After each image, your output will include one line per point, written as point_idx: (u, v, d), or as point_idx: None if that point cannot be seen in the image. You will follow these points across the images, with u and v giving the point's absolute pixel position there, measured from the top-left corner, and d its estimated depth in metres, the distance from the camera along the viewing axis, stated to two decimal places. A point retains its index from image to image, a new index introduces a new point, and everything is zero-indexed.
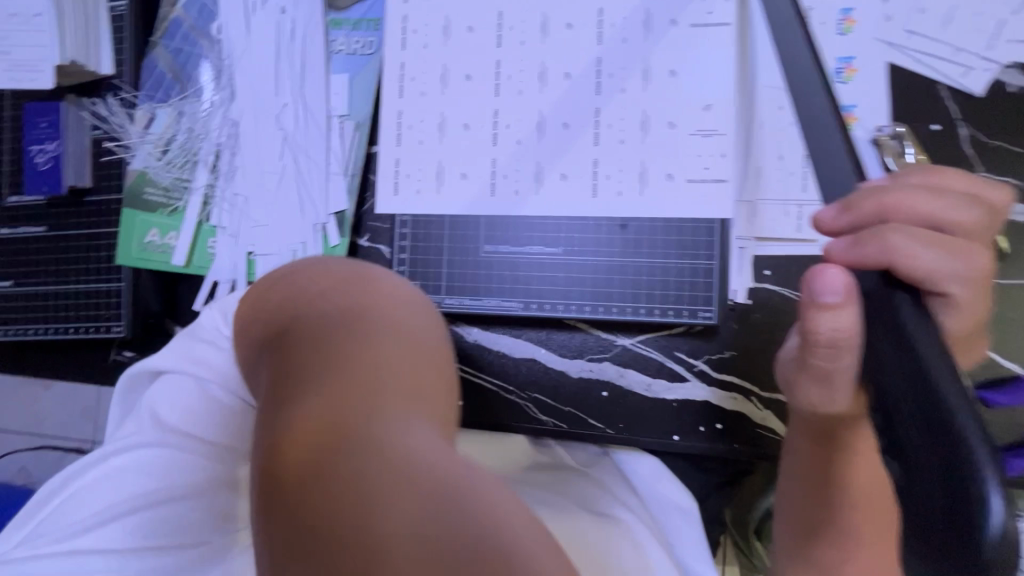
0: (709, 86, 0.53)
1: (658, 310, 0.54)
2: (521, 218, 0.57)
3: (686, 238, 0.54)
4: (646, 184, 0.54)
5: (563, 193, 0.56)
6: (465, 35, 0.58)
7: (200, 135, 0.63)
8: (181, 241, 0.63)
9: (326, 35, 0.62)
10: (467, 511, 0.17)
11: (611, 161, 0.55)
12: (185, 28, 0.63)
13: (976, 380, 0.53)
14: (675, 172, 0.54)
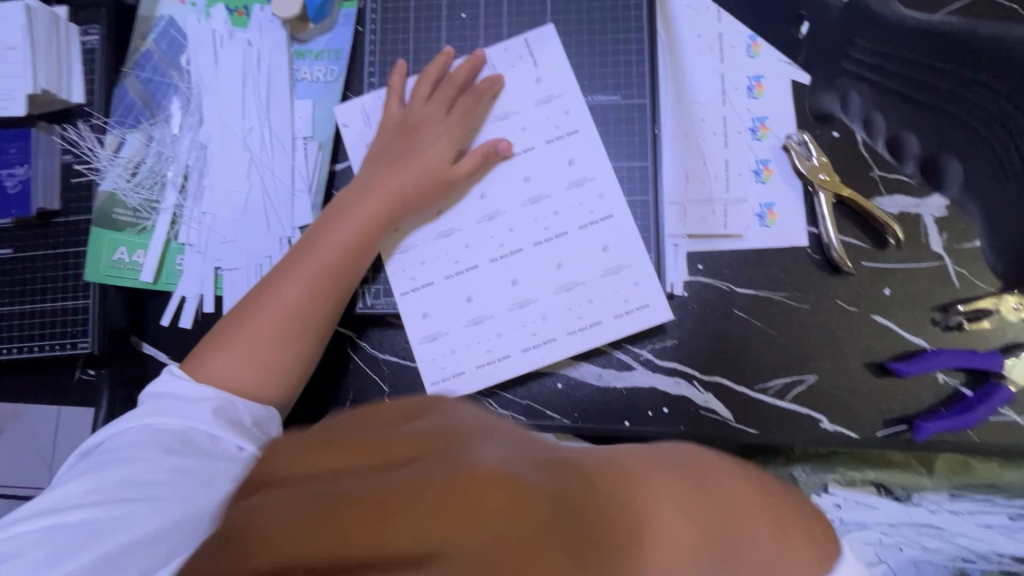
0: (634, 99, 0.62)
1: (597, 300, 0.61)
2: (434, 283, 0.63)
3: (606, 257, 0.61)
4: (538, 250, 0.62)
5: (497, 212, 0.63)
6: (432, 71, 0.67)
7: (168, 157, 0.67)
8: (150, 258, 0.65)
9: (290, 64, 0.68)
10: (285, 312, 0.57)
11: (506, 220, 0.63)
12: (154, 59, 0.68)
13: (889, 354, 0.59)
14: (566, 227, 0.62)
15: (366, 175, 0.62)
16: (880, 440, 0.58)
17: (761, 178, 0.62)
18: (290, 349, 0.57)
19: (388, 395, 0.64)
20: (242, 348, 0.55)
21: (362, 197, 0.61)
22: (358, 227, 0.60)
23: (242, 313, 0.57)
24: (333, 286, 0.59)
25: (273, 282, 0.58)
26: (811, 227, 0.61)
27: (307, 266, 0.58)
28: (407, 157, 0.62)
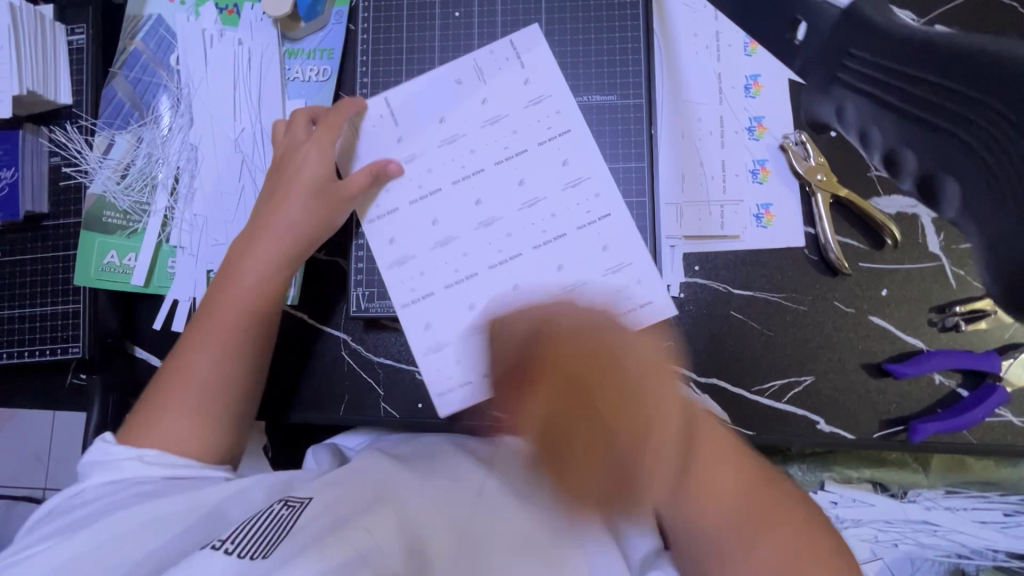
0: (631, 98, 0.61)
1: (597, 302, 0.61)
2: (433, 293, 0.62)
3: (607, 257, 0.61)
4: (535, 257, 0.62)
5: (493, 219, 0.62)
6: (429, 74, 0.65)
7: (158, 159, 0.66)
8: (141, 262, 0.65)
9: (282, 64, 0.68)
10: (198, 369, 0.55)
11: (503, 226, 0.62)
12: (143, 59, 0.67)
13: (886, 355, 0.58)
14: (565, 229, 0.61)
15: (264, 193, 0.62)
16: (877, 441, 0.58)
17: (758, 178, 0.61)
18: (218, 407, 0.55)
19: (383, 398, 0.63)
20: (177, 417, 0.54)
21: (272, 215, 0.60)
22: (271, 255, 0.59)
23: (167, 379, 0.56)
24: (258, 320, 0.58)
25: (194, 336, 0.57)
26: (808, 227, 0.60)
27: (216, 319, 0.57)
28: (291, 168, 0.61)
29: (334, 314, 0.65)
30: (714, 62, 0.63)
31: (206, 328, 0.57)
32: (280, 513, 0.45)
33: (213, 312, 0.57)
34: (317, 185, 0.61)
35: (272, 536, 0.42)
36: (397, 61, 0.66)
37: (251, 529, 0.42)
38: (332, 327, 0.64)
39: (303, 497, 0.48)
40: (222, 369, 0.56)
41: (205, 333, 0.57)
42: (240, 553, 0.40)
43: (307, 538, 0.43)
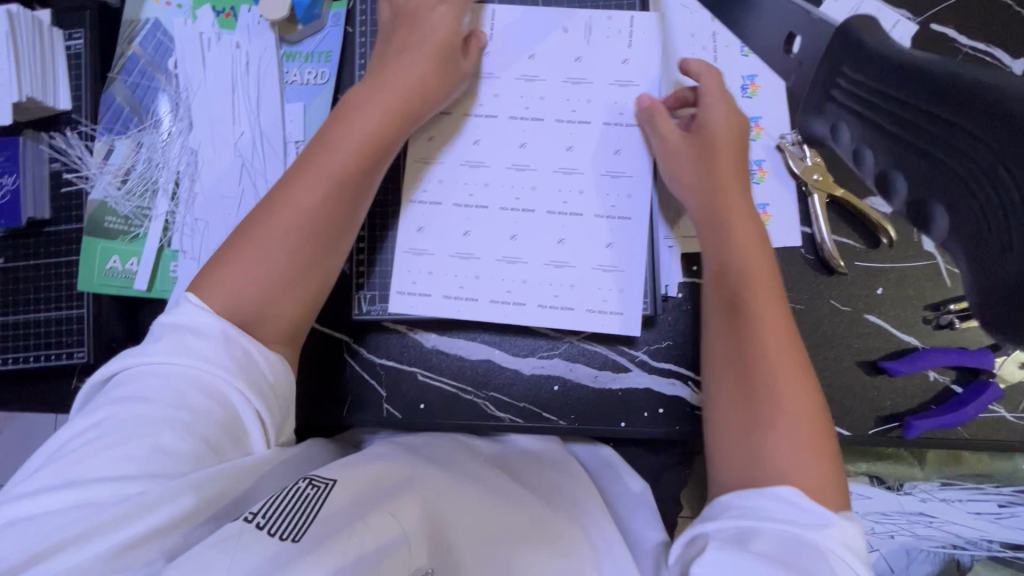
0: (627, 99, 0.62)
1: (582, 290, 0.61)
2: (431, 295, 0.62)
3: (606, 254, 0.61)
4: (545, 225, 0.61)
5: (494, 229, 0.62)
6: None
7: (159, 164, 0.66)
8: (143, 266, 0.65)
9: (280, 66, 0.68)
10: (271, 240, 0.53)
11: (504, 234, 0.62)
12: (141, 63, 0.67)
13: (881, 353, 0.59)
14: (582, 209, 0.61)
15: (367, 82, 0.58)
16: (873, 438, 0.59)
17: (755, 178, 0.62)
18: (289, 291, 0.54)
19: (386, 399, 0.64)
20: (240, 272, 0.52)
21: (360, 107, 0.56)
22: (361, 142, 0.55)
23: (238, 238, 0.54)
24: (333, 205, 0.54)
25: (272, 200, 0.54)
26: (805, 227, 0.61)
27: (295, 187, 0.54)
28: (387, 73, 0.57)
29: (334, 317, 0.65)
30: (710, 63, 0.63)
31: (285, 196, 0.54)
32: (305, 493, 0.44)
33: (292, 178, 0.55)
34: (410, 94, 0.57)
35: (300, 519, 0.42)
36: None
37: (280, 505, 0.42)
38: (334, 328, 0.65)
39: (329, 477, 0.46)
40: (297, 248, 0.53)
41: (281, 207, 0.54)
42: (272, 531, 0.40)
43: (333, 525, 0.42)
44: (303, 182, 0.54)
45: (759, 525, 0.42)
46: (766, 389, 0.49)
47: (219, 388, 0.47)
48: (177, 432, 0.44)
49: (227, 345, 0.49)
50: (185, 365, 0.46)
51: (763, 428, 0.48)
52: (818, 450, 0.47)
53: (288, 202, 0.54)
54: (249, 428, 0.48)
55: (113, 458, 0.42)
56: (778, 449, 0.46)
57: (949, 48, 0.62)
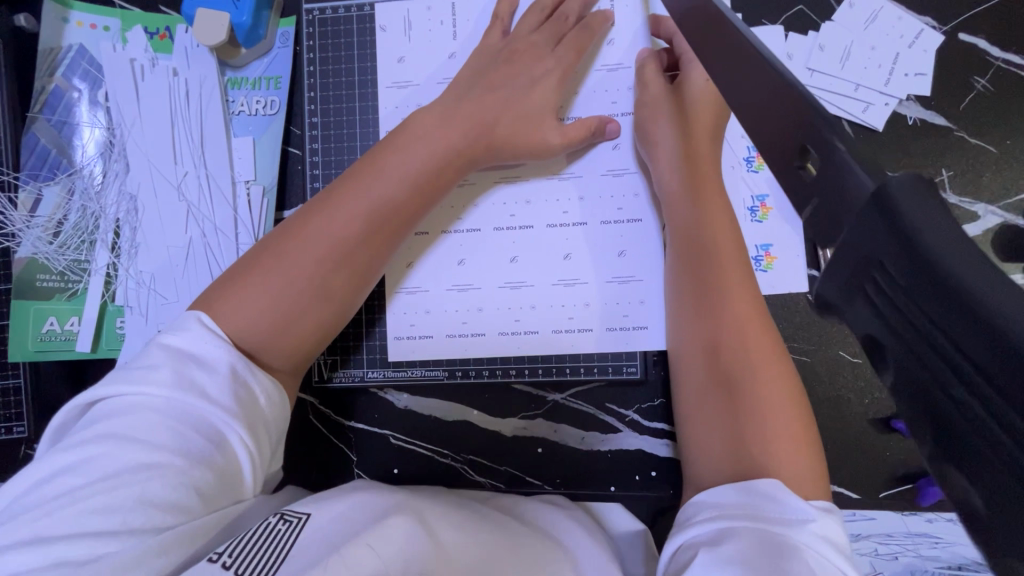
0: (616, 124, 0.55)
1: (597, 308, 0.54)
2: (434, 337, 0.56)
3: (620, 264, 0.54)
4: (524, 270, 0.55)
5: (468, 278, 0.56)
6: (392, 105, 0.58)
7: (95, 212, 0.60)
8: (86, 326, 0.59)
9: (224, 96, 0.60)
10: (299, 252, 0.47)
11: (478, 284, 0.55)
12: (66, 98, 0.60)
13: (894, 409, 0.54)
14: (587, 217, 0.54)
15: (437, 109, 0.52)
16: (883, 500, 0.54)
17: (757, 216, 0.55)
18: (311, 314, 0.48)
19: (357, 464, 0.59)
20: (253, 298, 0.46)
21: (429, 135, 0.50)
22: (415, 174, 0.50)
23: (258, 256, 0.49)
24: (375, 241, 0.50)
25: (301, 221, 0.49)
26: (813, 270, 0.55)
27: (327, 201, 0.49)
28: (463, 108, 0.51)
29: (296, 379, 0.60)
30: None
31: (320, 208, 0.49)
32: (278, 529, 0.40)
33: (329, 193, 0.50)
34: (481, 128, 0.51)
35: (272, 556, 0.37)
36: (349, 92, 0.59)
37: (249, 543, 0.38)
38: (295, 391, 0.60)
39: (302, 510, 0.42)
40: (319, 269, 0.48)
41: (307, 221, 0.49)
42: (239, 570, 0.36)
43: (308, 559, 0.37)
44: (339, 196, 0.49)
45: (734, 524, 0.36)
46: (738, 376, 0.43)
47: (220, 432, 0.40)
48: (169, 481, 0.38)
49: (233, 383, 0.43)
50: (183, 403, 0.40)
51: (739, 416, 0.41)
52: (806, 447, 0.40)
53: (318, 215, 0.49)
54: (249, 474, 0.42)
55: (95, 510, 0.36)
56: (768, 455, 0.39)
57: (979, 61, 0.54)
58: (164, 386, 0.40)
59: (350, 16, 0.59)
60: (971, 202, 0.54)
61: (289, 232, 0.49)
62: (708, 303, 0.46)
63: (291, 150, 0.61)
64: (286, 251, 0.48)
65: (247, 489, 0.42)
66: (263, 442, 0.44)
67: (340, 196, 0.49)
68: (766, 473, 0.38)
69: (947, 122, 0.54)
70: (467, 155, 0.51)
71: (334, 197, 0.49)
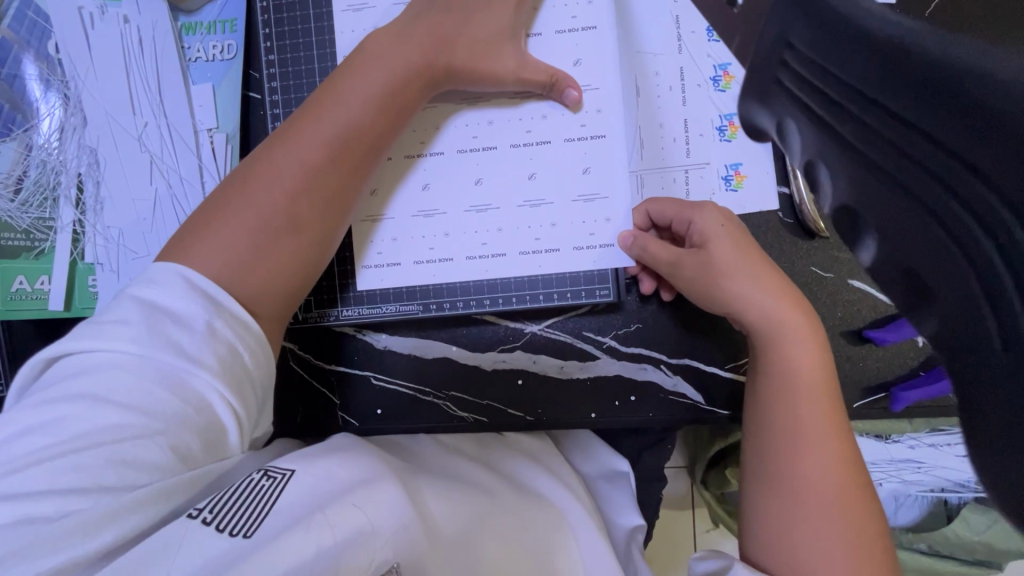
0: (579, 44, 0.53)
1: (562, 226, 0.54)
2: (403, 265, 0.56)
3: (585, 181, 0.53)
4: (490, 193, 0.54)
5: (434, 204, 0.55)
6: (351, 39, 0.57)
7: (54, 167, 0.58)
8: (56, 285, 0.59)
9: (179, 42, 0.59)
10: (263, 182, 0.47)
11: (445, 211, 0.55)
12: (14, 51, 0.58)
13: (866, 321, 0.55)
14: (550, 135, 0.54)
15: (392, 29, 0.51)
16: (858, 410, 0.55)
17: (726, 135, 0.54)
18: (283, 243, 0.47)
19: (340, 407, 0.59)
20: (228, 237, 0.45)
21: (389, 57, 0.49)
22: (378, 97, 0.49)
23: (225, 195, 0.47)
24: (344, 169, 0.49)
25: (263, 156, 0.48)
26: (782, 187, 0.55)
27: (288, 132, 0.48)
28: (420, 31, 0.50)
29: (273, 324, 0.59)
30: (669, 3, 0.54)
31: (281, 139, 0.48)
32: (262, 485, 0.40)
33: (290, 125, 0.49)
34: (442, 50, 0.50)
35: (255, 513, 0.38)
36: (305, 28, 0.57)
37: (232, 500, 0.38)
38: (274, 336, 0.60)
39: (287, 467, 0.42)
40: (288, 195, 0.47)
41: (267, 153, 0.48)
42: (221, 527, 0.37)
43: (292, 513, 0.39)
44: (297, 131, 0.48)
45: None
46: (803, 459, 0.45)
47: (200, 392, 0.39)
48: (145, 442, 0.37)
49: (213, 340, 0.41)
50: (158, 361, 0.39)
51: (802, 498, 0.45)
52: (868, 510, 0.44)
53: (279, 148, 0.48)
54: (233, 432, 0.41)
55: (67, 468, 0.36)
56: (823, 539, 0.43)
57: None
58: (133, 346, 0.39)
59: None
60: None
61: (249, 167, 0.48)
62: (780, 402, 0.47)
63: (252, 94, 0.60)
64: (251, 183, 0.47)
65: (232, 447, 0.41)
66: (245, 401, 0.42)
67: (301, 128, 0.48)
68: (811, 514, 0.44)
69: None
70: (430, 78, 0.50)
71: (296, 127, 0.48)
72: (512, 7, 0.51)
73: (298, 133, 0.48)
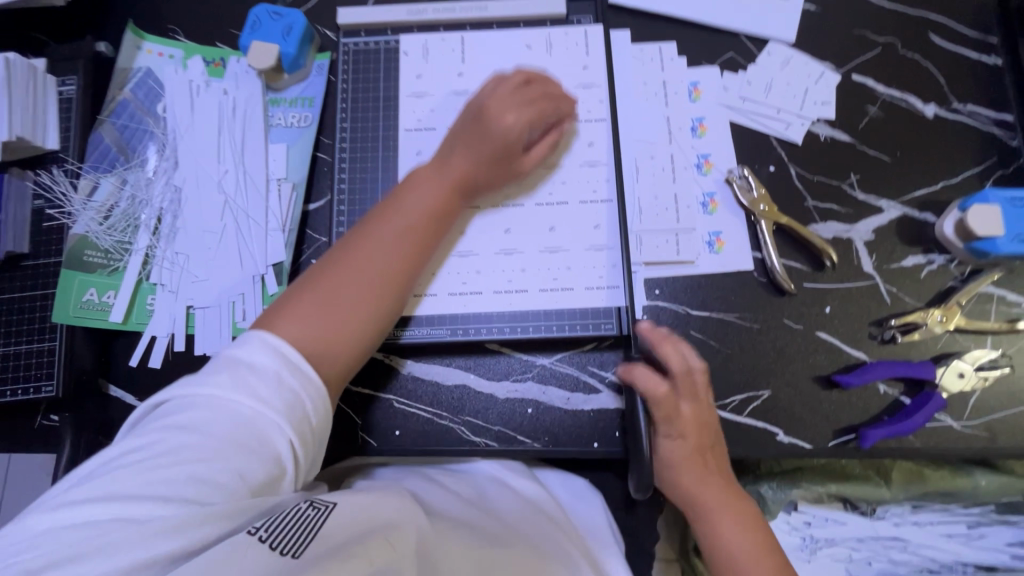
0: (591, 132, 0.68)
1: (575, 270, 0.64)
2: (436, 296, 0.65)
3: (595, 236, 0.64)
4: (516, 240, 0.65)
5: (468, 247, 0.65)
6: (409, 116, 0.70)
7: (142, 201, 0.69)
8: (120, 300, 0.66)
9: (265, 111, 0.72)
10: (338, 271, 0.55)
11: (476, 252, 0.65)
12: (131, 108, 0.71)
13: (834, 368, 0.63)
14: (568, 199, 0.66)
15: (445, 144, 0.62)
16: (833, 450, 0.61)
17: (708, 209, 0.67)
18: (352, 322, 0.54)
19: (361, 427, 0.64)
20: (309, 318, 0.52)
21: (445, 171, 0.61)
22: (434, 201, 0.59)
23: (305, 284, 0.55)
24: (407, 260, 0.57)
25: (340, 249, 0.56)
26: (756, 252, 0.66)
27: (362, 229, 0.57)
28: (466, 144, 0.61)
29: None
30: (662, 107, 0.69)
31: (355, 236, 0.57)
32: (307, 513, 0.44)
33: (362, 225, 0.58)
34: (483, 160, 0.61)
35: (302, 537, 0.42)
36: (373, 106, 0.71)
37: (283, 522, 0.43)
38: None
39: (327, 500, 0.47)
40: (358, 282, 0.55)
41: (342, 248, 0.57)
42: (273, 545, 0.41)
43: (334, 545, 0.43)
44: (369, 231, 0.57)
45: None
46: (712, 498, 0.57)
47: (271, 431, 0.46)
48: (222, 470, 0.43)
49: (286, 389, 0.47)
50: (241, 401, 0.46)
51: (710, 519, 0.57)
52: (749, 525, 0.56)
53: (352, 244, 0.57)
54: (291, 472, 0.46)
55: (157, 484, 0.42)
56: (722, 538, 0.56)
57: (870, 95, 0.69)
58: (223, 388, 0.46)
59: (377, 49, 0.72)
60: (876, 199, 0.67)
61: (325, 260, 0.56)
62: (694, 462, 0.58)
63: (320, 154, 0.72)
64: (327, 273, 0.55)
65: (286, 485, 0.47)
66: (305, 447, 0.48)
67: (372, 228, 0.57)
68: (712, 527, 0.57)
69: (852, 138, 0.68)
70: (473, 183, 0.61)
71: (369, 226, 0.57)
72: (533, 115, 0.62)
73: (369, 233, 0.57)
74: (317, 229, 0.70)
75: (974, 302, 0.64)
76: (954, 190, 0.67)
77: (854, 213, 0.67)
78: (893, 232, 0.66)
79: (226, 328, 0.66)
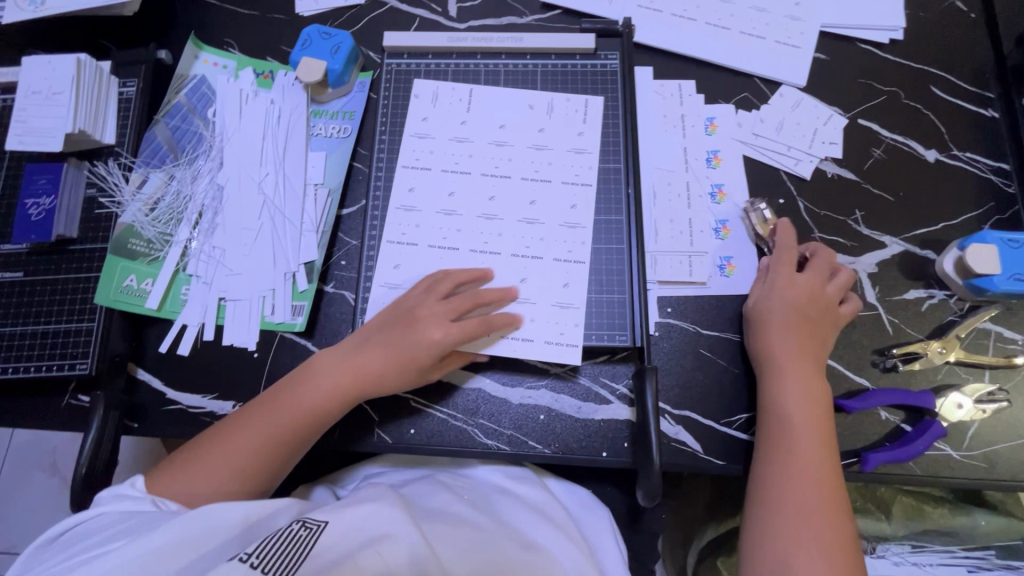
0: (613, 158, 0.72)
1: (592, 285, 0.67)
2: None
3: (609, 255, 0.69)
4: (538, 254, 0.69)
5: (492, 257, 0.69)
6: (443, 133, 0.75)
7: (187, 196, 0.73)
8: (156, 288, 0.70)
9: (308, 121, 0.77)
10: (237, 433, 0.60)
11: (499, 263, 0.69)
12: (184, 110, 0.76)
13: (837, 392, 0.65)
14: (586, 223, 0.70)
15: (364, 332, 0.65)
16: None
17: (720, 235, 0.70)
18: (244, 480, 0.59)
19: (377, 423, 0.66)
20: (200, 479, 0.58)
21: (358, 358, 0.63)
22: (339, 381, 0.62)
23: (210, 438, 0.61)
24: (304, 429, 0.61)
25: (252, 407, 0.62)
26: None
27: (271, 393, 0.63)
28: (385, 332, 0.64)
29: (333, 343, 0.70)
30: (679, 138, 0.74)
31: (264, 398, 0.62)
32: (298, 534, 0.48)
33: (273, 388, 0.63)
34: (391, 366, 0.62)
35: (293, 558, 0.45)
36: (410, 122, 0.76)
37: (271, 545, 0.45)
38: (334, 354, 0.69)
39: (319, 519, 0.50)
40: (251, 449, 0.59)
41: (252, 406, 0.62)
42: (264, 569, 0.43)
43: (329, 562, 0.46)
44: (274, 395, 0.62)
45: None
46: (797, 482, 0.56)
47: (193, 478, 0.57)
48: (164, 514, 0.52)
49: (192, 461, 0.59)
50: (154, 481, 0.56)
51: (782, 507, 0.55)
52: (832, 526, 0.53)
53: (258, 405, 0.62)
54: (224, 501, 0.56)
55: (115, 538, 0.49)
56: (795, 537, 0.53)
57: (875, 138, 0.74)
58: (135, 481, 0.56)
59: (417, 71, 0.78)
60: (880, 234, 0.71)
61: (235, 415, 0.62)
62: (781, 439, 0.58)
63: (356, 164, 0.76)
64: (229, 433, 0.61)
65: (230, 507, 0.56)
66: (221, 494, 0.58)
67: (279, 392, 0.62)
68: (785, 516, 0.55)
69: (858, 177, 0.73)
70: (380, 383, 0.62)
71: (275, 391, 0.62)
72: (450, 317, 0.63)
73: (271, 400, 0.62)
74: (348, 233, 0.74)
75: (973, 337, 0.67)
76: (954, 230, 0.71)
77: (858, 246, 0.70)
78: (895, 266, 0.69)
79: (255, 321, 0.69)
